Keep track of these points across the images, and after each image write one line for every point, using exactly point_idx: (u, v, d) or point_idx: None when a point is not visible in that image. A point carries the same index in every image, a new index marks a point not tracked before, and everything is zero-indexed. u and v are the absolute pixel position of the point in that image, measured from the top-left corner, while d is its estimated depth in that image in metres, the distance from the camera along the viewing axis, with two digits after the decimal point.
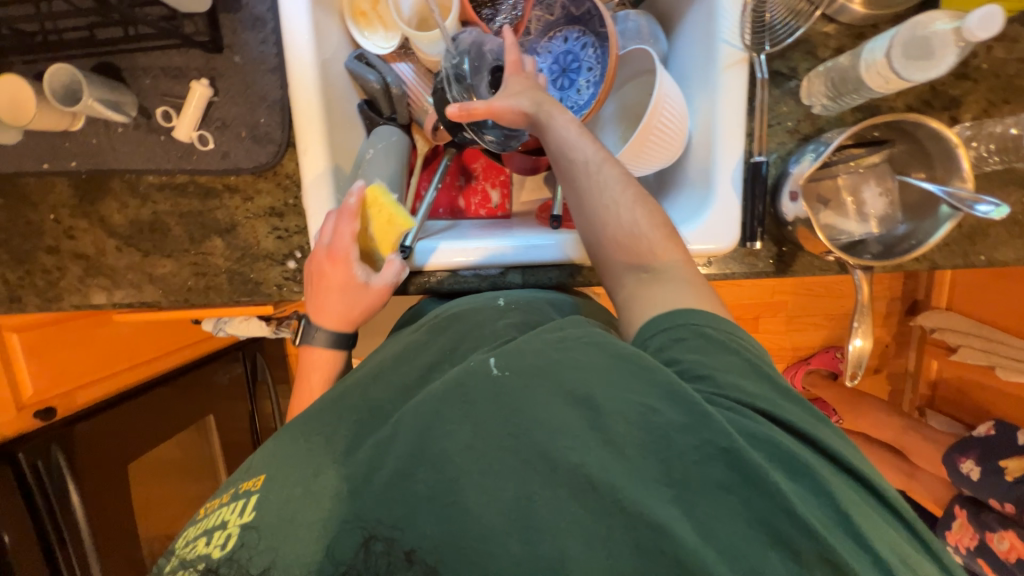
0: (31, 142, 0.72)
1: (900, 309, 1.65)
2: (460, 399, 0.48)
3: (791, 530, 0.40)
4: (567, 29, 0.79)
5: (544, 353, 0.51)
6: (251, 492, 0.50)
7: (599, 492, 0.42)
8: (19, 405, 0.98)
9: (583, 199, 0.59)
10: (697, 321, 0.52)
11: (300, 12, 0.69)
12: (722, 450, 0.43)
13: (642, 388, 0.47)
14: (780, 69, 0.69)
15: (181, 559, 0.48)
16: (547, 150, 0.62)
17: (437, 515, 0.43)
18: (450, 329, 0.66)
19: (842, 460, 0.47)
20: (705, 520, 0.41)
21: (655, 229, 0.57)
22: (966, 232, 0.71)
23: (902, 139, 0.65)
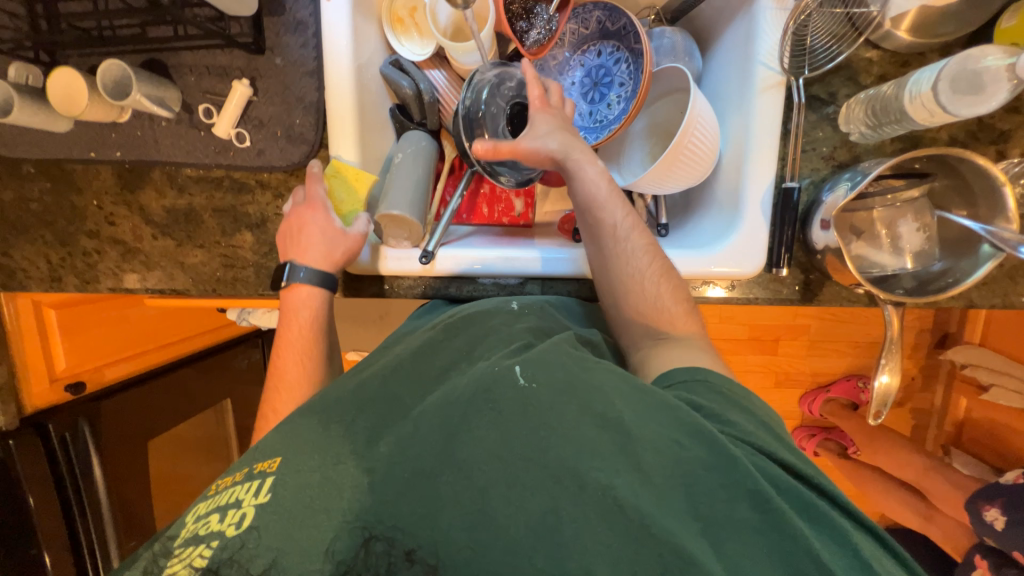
0: (81, 131, 0.75)
1: (929, 342, 1.58)
2: (488, 406, 0.50)
3: (814, 573, 0.41)
4: (601, 43, 0.79)
5: (570, 371, 0.54)
6: (266, 473, 0.50)
7: (627, 516, 0.43)
8: (52, 377, 1.02)
9: (611, 264, 0.67)
10: (711, 377, 0.58)
11: (341, 19, 0.71)
12: (748, 491, 0.45)
13: (668, 424, 0.49)
14: (819, 94, 0.67)
15: (192, 532, 0.48)
16: (579, 207, 0.68)
17: (463, 522, 0.43)
18: (466, 334, 0.66)
19: (853, 511, 0.49)
20: (731, 556, 0.42)
21: (677, 303, 0.65)
22: (1007, 271, 0.68)
23: (943, 174, 0.62)
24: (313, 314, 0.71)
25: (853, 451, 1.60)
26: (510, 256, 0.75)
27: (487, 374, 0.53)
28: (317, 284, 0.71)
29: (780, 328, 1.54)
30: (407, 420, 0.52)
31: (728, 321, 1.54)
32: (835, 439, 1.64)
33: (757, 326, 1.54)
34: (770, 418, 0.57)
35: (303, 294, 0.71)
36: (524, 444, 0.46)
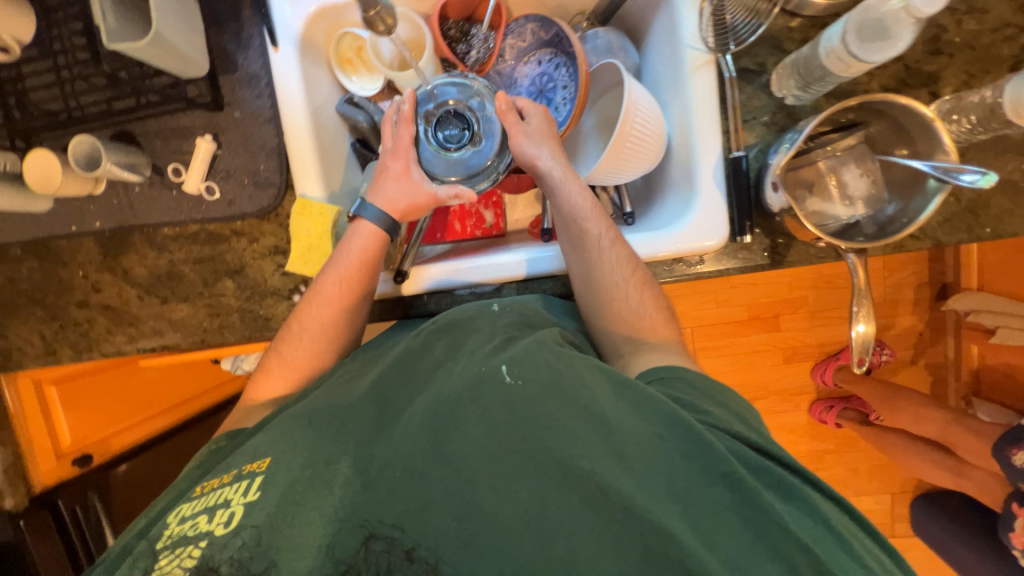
0: (61, 208, 0.79)
1: (930, 295, 1.56)
2: (473, 402, 0.52)
3: (787, 545, 0.44)
4: (539, 52, 0.83)
5: (554, 367, 0.54)
6: (255, 473, 0.52)
7: (611, 499, 0.45)
8: (59, 453, 1.03)
9: (595, 274, 0.68)
10: (686, 373, 0.60)
11: (290, 67, 0.75)
12: (724, 475, 0.47)
13: (649, 417, 0.51)
14: (749, 66, 0.70)
15: (181, 533, 0.49)
16: (563, 218, 0.70)
17: (453, 513, 0.47)
18: (448, 338, 0.63)
19: (829, 489, 0.50)
20: (708, 531, 0.45)
21: (657, 312, 0.68)
22: (966, 205, 0.68)
23: (878, 119, 0.64)
24: (363, 256, 0.71)
25: (876, 417, 1.56)
26: (487, 263, 0.75)
27: (473, 375, 0.54)
28: (378, 225, 0.71)
29: (776, 302, 1.54)
30: (396, 425, 0.54)
31: (725, 304, 1.54)
32: (855, 408, 1.59)
33: (754, 304, 1.54)
34: (746, 410, 0.59)
35: (361, 228, 0.71)
36: (513, 438, 0.49)
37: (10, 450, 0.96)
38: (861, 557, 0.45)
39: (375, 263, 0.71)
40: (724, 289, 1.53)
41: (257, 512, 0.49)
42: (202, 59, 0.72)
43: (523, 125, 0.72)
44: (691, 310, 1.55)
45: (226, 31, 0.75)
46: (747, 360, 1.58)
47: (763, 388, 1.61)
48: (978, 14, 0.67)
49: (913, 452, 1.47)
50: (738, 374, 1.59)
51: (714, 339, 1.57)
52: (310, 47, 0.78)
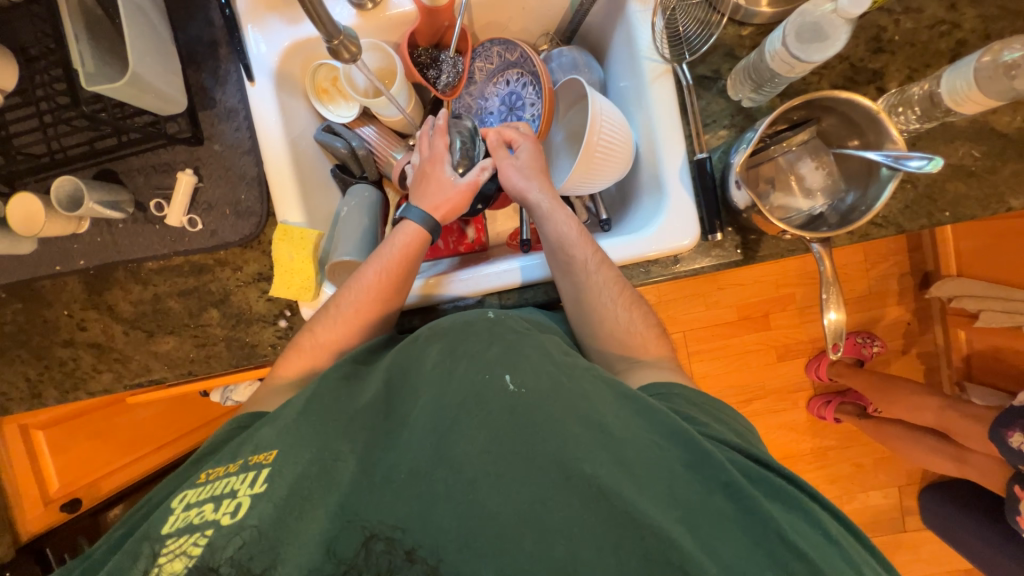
0: (44, 249, 0.80)
1: (913, 284, 1.58)
2: (477, 407, 0.51)
3: (784, 551, 0.44)
4: (506, 73, 0.86)
5: (557, 378, 0.53)
6: (263, 464, 0.50)
7: (611, 502, 0.45)
8: (47, 499, 1.02)
9: (584, 297, 0.69)
10: (685, 392, 0.60)
11: (267, 100, 0.78)
12: (723, 484, 0.47)
13: (650, 426, 0.51)
14: (705, 73, 0.74)
15: (182, 521, 0.47)
16: (551, 245, 0.71)
17: (457, 511, 0.47)
18: (456, 342, 0.58)
19: (827, 502, 0.51)
20: (707, 538, 0.45)
21: (649, 329, 0.69)
22: (924, 192, 0.71)
23: (827, 114, 0.68)
24: (397, 251, 0.71)
25: (874, 409, 1.59)
26: (470, 276, 0.76)
27: (476, 381, 0.53)
28: (423, 226, 0.73)
29: (764, 301, 1.56)
30: (405, 426, 0.53)
31: (714, 306, 1.56)
32: (852, 401, 1.60)
33: (742, 304, 1.56)
34: (743, 428, 0.59)
35: (408, 229, 0.73)
36: (515, 442, 0.49)
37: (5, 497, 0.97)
38: (856, 562, 0.46)
39: (414, 258, 0.72)
40: (712, 290, 1.55)
41: (263, 507, 0.46)
42: (180, 96, 0.74)
43: (512, 159, 0.77)
44: (681, 314, 1.56)
45: (203, 69, 0.78)
46: (739, 360, 1.59)
47: (758, 387, 1.62)
48: (913, 14, 0.71)
49: (911, 441, 1.47)
50: (732, 374, 1.60)
51: (705, 341, 1.58)
52: (285, 80, 0.81)
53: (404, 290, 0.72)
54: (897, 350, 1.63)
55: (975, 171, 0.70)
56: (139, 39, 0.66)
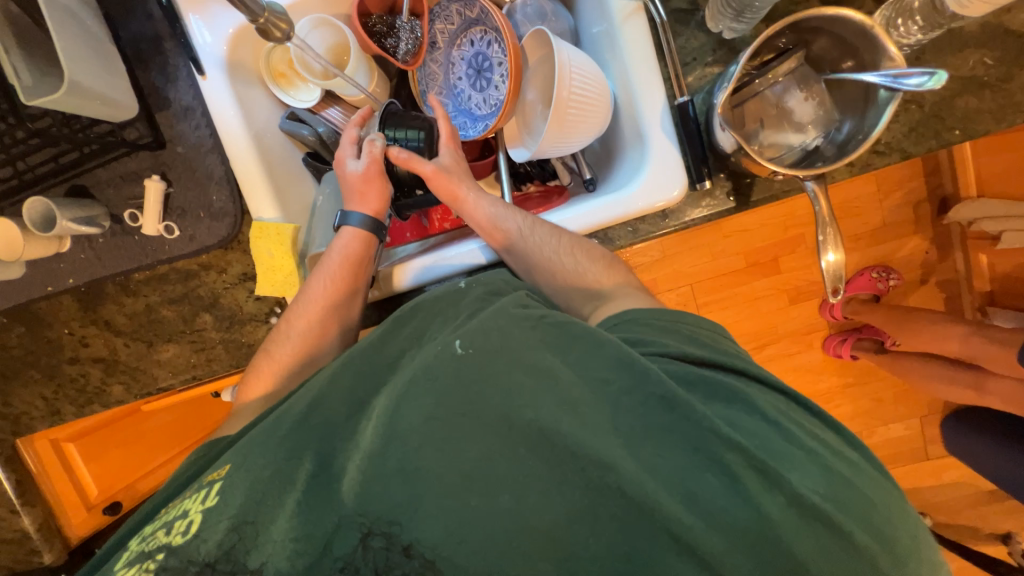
0: (33, 271, 0.80)
1: (929, 211, 1.49)
2: (426, 380, 0.47)
3: (726, 452, 0.43)
4: (469, 32, 0.81)
5: (505, 331, 0.50)
6: (214, 480, 0.48)
7: (552, 442, 0.43)
8: (90, 504, 1.09)
9: (529, 260, 0.68)
10: (640, 315, 0.56)
11: (222, 92, 0.75)
12: (662, 399, 0.45)
13: (593, 363, 0.47)
14: (680, 6, 0.68)
15: (140, 552, 0.46)
16: (485, 229, 0.71)
17: (402, 483, 0.43)
18: (414, 322, 0.58)
19: (770, 381, 0.50)
20: (649, 458, 0.43)
21: (595, 264, 0.65)
22: (930, 110, 0.65)
23: (818, 36, 0.61)
24: (341, 259, 0.72)
25: (891, 342, 1.54)
26: (452, 255, 0.74)
27: (429, 353, 0.50)
28: (362, 228, 0.73)
29: (771, 245, 1.51)
30: (364, 416, 0.50)
31: (720, 255, 1.51)
32: (869, 337, 1.57)
33: (749, 250, 1.51)
34: (703, 328, 0.55)
35: (348, 236, 0.73)
36: (458, 402, 0.45)
37: (39, 509, 0.94)
38: (801, 440, 0.46)
39: (368, 263, 0.73)
40: (717, 240, 1.50)
41: (217, 519, 0.45)
42: (129, 100, 0.72)
43: (437, 164, 0.74)
44: (687, 267, 1.52)
45: (152, 67, 0.75)
46: (750, 308, 1.55)
47: (771, 333, 1.59)
48: None
49: (933, 373, 1.44)
50: (743, 322, 1.57)
51: (713, 292, 1.54)
52: (239, 68, 0.77)
53: (362, 292, 0.73)
54: (915, 281, 1.56)
55: (988, 81, 0.64)
56: (75, 43, 0.63)
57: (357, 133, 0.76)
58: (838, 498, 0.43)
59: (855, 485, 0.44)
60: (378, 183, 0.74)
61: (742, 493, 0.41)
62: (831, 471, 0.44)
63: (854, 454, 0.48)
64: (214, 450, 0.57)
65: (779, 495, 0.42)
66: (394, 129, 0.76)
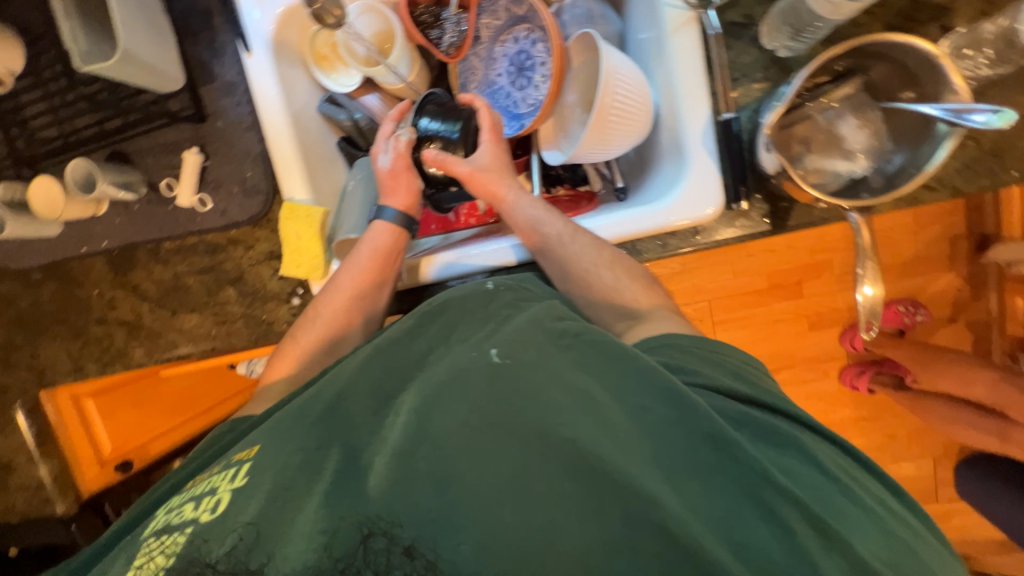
0: (70, 230, 0.82)
1: (967, 248, 1.44)
2: (459, 383, 0.47)
3: (777, 499, 0.41)
4: (515, 30, 0.81)
5: (542, 346, 0.50)
6: (243, 460, 0.49)
7: (590, 464, 0.41)
8: (103, 461, 1.12)
9: (567, 269, 0.67)
10: (679, 340, 0.56)
11: (265, 70, 0.75)
12: (709, 436, 0.43)
13: (634, 389, 0.46)
14: (735, 19, 0.66)
15: (166, 522, 0.47)
16: (523, 231, 0.70)
17: (435, 490, 0.41)
18: (441, 320, 0.59)
19: (817, 427, 0.50)
20: (694, 497, 0.41)
21: (634, 283, 0.65)
22: (988, 148, 0.62)
23: (879, 62, 0.59)
24: (370, 253, 0.72)
25: (912, 381, 1.46)
26: (476, 253, 0.73)
27: (462, 359, 0.49)
28: (394, 223, 0.74)
29: (797, 268, 1.47)
30: (391, 412, 0.50)
31: (742, 274, 1.48)
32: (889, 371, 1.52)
33: (773, 271, 1.48)
34: (743, 362, 0.55)
35: (379, 229, 0.73)
36: (494, 410, 0.44)
37: (56, 462, 0.99)
38: (854, 494, 0.44)
39: (398, 254, 0.74)
40: (741, 258, 1.47)
41: (243, 500, 0.45)
42: (176, 72, 0.74)
43: (473, 165, 0.73)
44: (707, 283, 1.49)
45: (200, 41, 0.76)
46: (767, 331, 1.52)
47: (787, 358, 1.55)
48: None
49: (954, 415, 1.39)
50: (759, 345, 1.54)
51: (731, 310, 1.51)
52: (284, 48, 0.78)
53: (389, 281, 0.73)
54: (944, 319, 1.50)
55: None
56: (130, 12, 0.64)
57: (392, 127, 0.77)
58: (894, 559, 0.41)
59: (910, 546, 0.43)
60: (405, 177, 0.75)
61: (797, 546, 0.39)
62: (883, 526, 0.43)
63: (902, 509, 0.47)
64: (242, 431, 0.58)
65: (834, 553, 0.40)
66: (428, 119, 0.75)
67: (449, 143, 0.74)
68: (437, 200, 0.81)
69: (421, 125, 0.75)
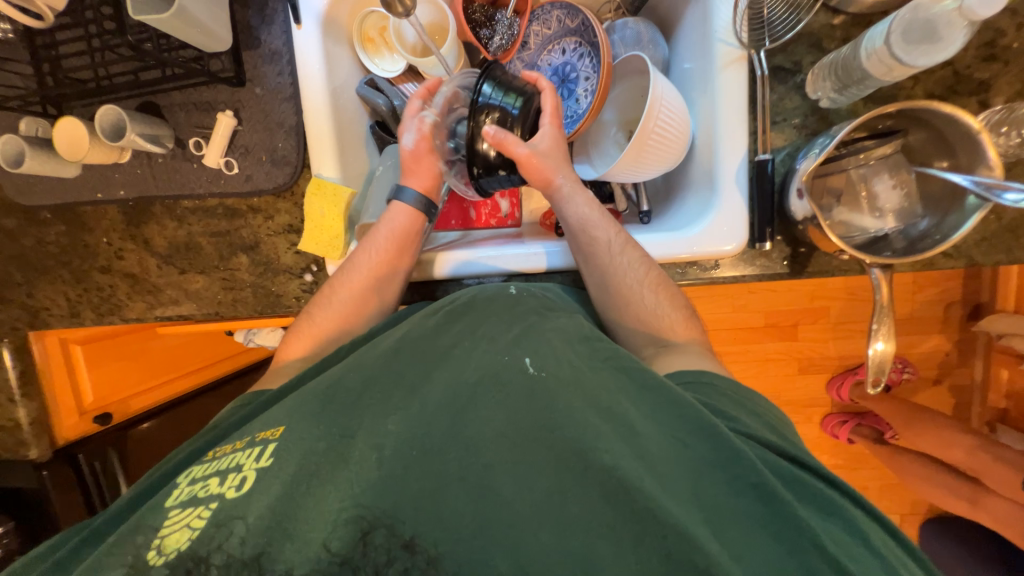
0: (88, 175, 0.81)
1: (961, 314, 1.46)
2: (495, 390, 0.49)
3: (820, 560, 0.40)
4: (564, 40, 0.81)
5: (574, 364, 0.52)
6: (268, 439, 0.49)
7: (632, 498, 0.41)
8: (82, 410, 1.07)
9: (610, 281, 0.67)
10: (714, 378, 0.57)
11: (312, 45, 0.75)
12: (752, 485, 0.43)
13: (673, 423, 0.47)
14: (783, 64, 0.68)
15: (187, 495, 0.46)
16: (572, 229, 0.69)
17: (470, 495, 0.43)
18: (465, 319, 0.59)
19: (864, 503, 0.48)
20: (735, 545, 0.41)
21: (675, 310, 0.65)
22: (1008, 225, 0.64)
23: (917, 127, 0.61)
24: (389, 232, 0.72)
25: (891, 436, 1.50)
26: (496, 254, 0.73)
27: (495, 362, 0.52)
28: (415, 206, 0.73)
29: (796, 311, 1.49)
30: (414, 398, 0.51)
31: (742, 310, 1.50)
32: (869, 424, 1.53)
33: (772, 311, 1.49)
34: (776, 419, 0.56)
35: (401, 211, 0.73)
36: (530, 426, 0.46)
37: (35, 403, 0.96)
38: None
39: (414, 238, 0.73)
40: (742, 294, 1.49)
41: (270, 482, 0.45)
42: (226, 34, 0.72)
43: (531, 148, 0.68)
44: (707, 313, 1.50)
45: (250, 6, 0.76)
46: (760, 369, 1.54)
47: (774, 397, 1.58)
48: None
49: (927, 475, 1.43)
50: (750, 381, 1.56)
51: (727, 344, 1.53)
52: (333, 24, 0.77)
53: (406, 270, 0.73)
54: (929, 380, 1.52)
55: None
56: None
57: (418, 106, 0.74)
58: None
59: None
60: (427, 161, 0.74)
61: None
62: None
63: None
64: (258, 407, 0.59)
65: None
66: (491, 87, 0.68)
67: (507, 119, 0.68)
68: (482, 184, 0.69)
69: (483, 92, 0.67)
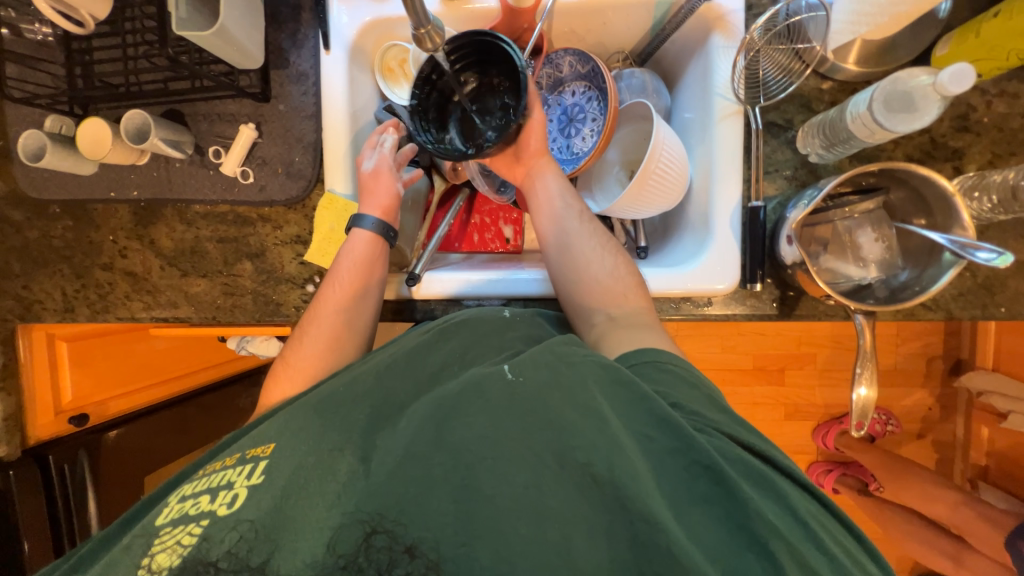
0: (104, 174, 0.83)
1: (942, 368, 1.50)
2: (476, 395, 0.49)
3: (774, 542, 0.41)
4: (574, 84, 0.87)
5: (553, 368, 0.51)
6: (260, 457, 0.50)
7: (602, 488, 0.43)
8: (58, 410, 1.03)
9: (573, 243, 0.69)
10: (658, 356, 0.57)
11: (338, 71, 0.80)
12: (705, 467, 0.44)
13: (638, 416, 0.48)
14: (776, 120, 0.73)
15: (177, 513, 0.47)
16: (545, 192, 0.73)
17: (454, 500, 0.43)
18: (455, 338, 0.61)
19: (816, 491, 0.48)
20: (693, 527, 0.43)
21: (633, 279, 0.67)
22: (982, 282, 0.68)
23: (898, 186, 0.66)
24: (351, 262, 0.73)
25: (876, 488, 1.50)
26: (497, 278, 0.76)
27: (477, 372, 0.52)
28: (373, 231, 0.75)
29: (783, 356, 1.51)
30: (400, 418, 0.51)
31: (731, 351, 1.52)
32: (854, 475, 1.55)
33: (760, 354, 1.52)
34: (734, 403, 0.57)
35: (364, 240, 0.74)
36: (517, 429, 0.46)
37: (13, 399, 0.95)
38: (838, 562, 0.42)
39: (377, 262, 0.74)
40: (731, 335, 1.51)
41: (262, 496, 0.46)
42: (259, 54, 0.76)
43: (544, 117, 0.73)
44: (696, 353, 1.52)
45: (283, 30, 0.80)
46: (748, 412, 1.54)
47: None
48: (1008, 98, 0.69)
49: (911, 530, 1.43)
50: None
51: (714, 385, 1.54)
52: (358, 53, 0.82)
53: (376, 294, 0.73)
54: (913, 433, 1.54)
55: None
56: None
57: (376, 138, 0.80)
58: None
59: None
60: (384, 180, 0.77)
61: None
62: None
63: None
64: (252, 423, 0.59)
65: None
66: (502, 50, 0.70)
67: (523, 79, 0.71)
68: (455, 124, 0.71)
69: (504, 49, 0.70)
